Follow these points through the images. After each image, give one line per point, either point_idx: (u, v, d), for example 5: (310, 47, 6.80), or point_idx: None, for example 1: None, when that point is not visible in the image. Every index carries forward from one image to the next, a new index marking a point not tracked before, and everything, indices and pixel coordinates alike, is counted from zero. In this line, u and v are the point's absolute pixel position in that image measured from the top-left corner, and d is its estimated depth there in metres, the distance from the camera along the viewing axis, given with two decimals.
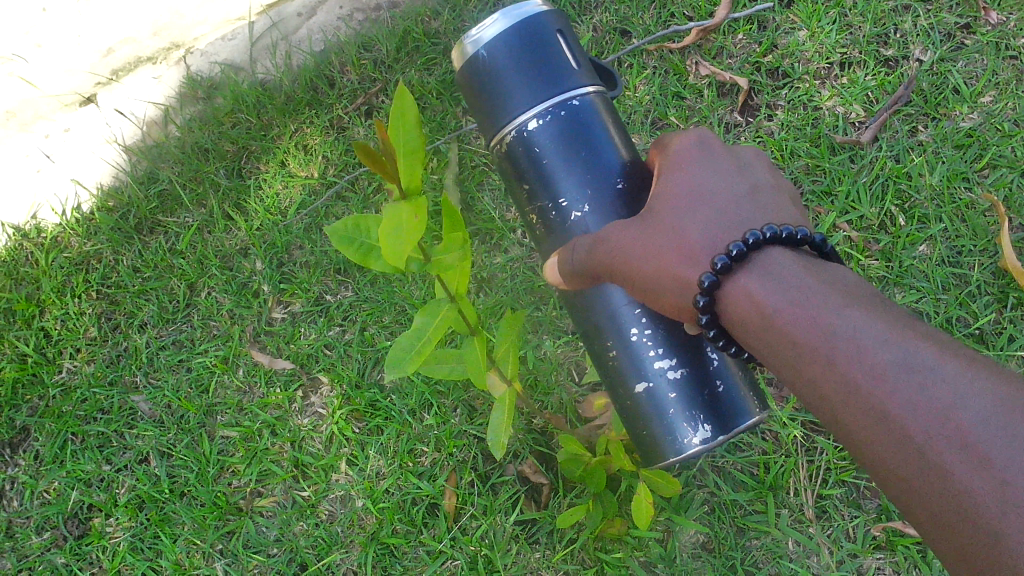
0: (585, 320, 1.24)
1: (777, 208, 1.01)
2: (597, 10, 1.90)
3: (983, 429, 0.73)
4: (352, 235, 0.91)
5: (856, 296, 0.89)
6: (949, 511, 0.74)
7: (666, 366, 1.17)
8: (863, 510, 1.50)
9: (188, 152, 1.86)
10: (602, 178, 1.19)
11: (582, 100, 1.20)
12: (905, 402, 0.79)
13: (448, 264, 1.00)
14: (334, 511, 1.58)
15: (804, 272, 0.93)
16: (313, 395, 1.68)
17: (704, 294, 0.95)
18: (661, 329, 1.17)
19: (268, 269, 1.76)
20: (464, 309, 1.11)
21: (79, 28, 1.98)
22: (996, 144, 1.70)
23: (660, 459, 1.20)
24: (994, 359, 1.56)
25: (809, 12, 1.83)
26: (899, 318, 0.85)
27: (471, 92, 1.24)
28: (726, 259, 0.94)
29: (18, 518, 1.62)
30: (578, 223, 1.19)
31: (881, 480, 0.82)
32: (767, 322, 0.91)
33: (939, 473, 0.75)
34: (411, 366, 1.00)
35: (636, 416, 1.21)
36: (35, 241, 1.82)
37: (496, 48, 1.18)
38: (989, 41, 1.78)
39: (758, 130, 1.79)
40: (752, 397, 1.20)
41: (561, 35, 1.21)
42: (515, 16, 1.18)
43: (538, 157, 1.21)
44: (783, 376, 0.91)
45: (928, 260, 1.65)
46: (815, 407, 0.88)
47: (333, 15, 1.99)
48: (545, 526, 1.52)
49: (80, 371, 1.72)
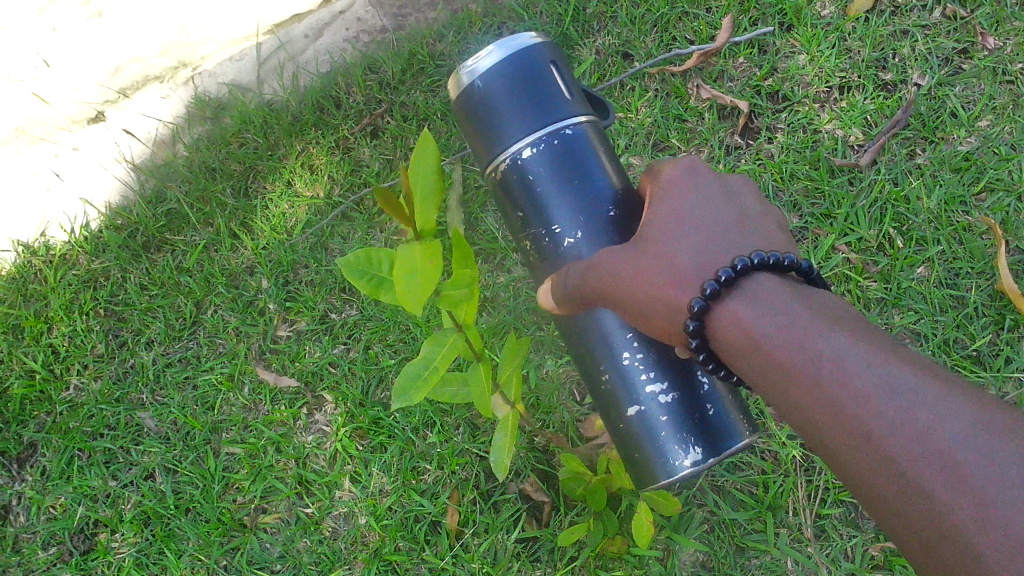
0: (578, 344, 1.27)
1: (764, 237, 1.03)
2: (599, 34, 1.93)
3: (964, 451, 0.76)
4: (364, 269, 0.93)
5: (841, 320, 0.91)
6: (930, 531, 0.76)
7: (657, 390, 1.19)
8: (862, 529, 1.51)
9: (196, 171, 1.88)
10: (595, 205, 1.21)
11: (575, 129, 1.23)
12: (888, 425, 0.80)
13: (457, 299, 1.01)
14: (338, 527, 1.60)
15: (792, 297, 0.95)
16: (318, 412, 1.70)
17: (694, 319, 0.97)
18: (653, 353, 1.20)
19: (274, 288, 1.78)
20: (470, 337, 1.14)
21: (88, 47, 2.00)
22: (993, 167, 1.72)
23: (652, 481, 1.21)
24: (991, 381, 1.58)
25: (809, 36, 1.86)
26: (883, 343, 0.87)
27: (466, 120, 1.27)
28: (715, 284, 0.96)
29: (24, 533, 1.63)
30: (571, 248, 1.20)
31: (865, 501, 0.84)
32: (754, 345, 0.93)
33: (921, 494, 0.77)
34: (418, 396, 1.03)
35: (629, 439, 1.23)
36: (43, 259, 1.84)
37: (492, 78, 1.21)
38: (986, 65, 1.80)
39: (758, 153, 1.81)
40: (742, 420, 1.21)
41: (555, 66, 1.24)
42: (510, 47, 1.21)
43: (532, 184, 1.23)
44: (770, 398, 0.93)
45: (926, 283, 1.67)
46: (802, 430, 0.90)
47: (339, 36, 2.01)
48: (547, 543, 1.54)
49: (87, 388, 1.74)
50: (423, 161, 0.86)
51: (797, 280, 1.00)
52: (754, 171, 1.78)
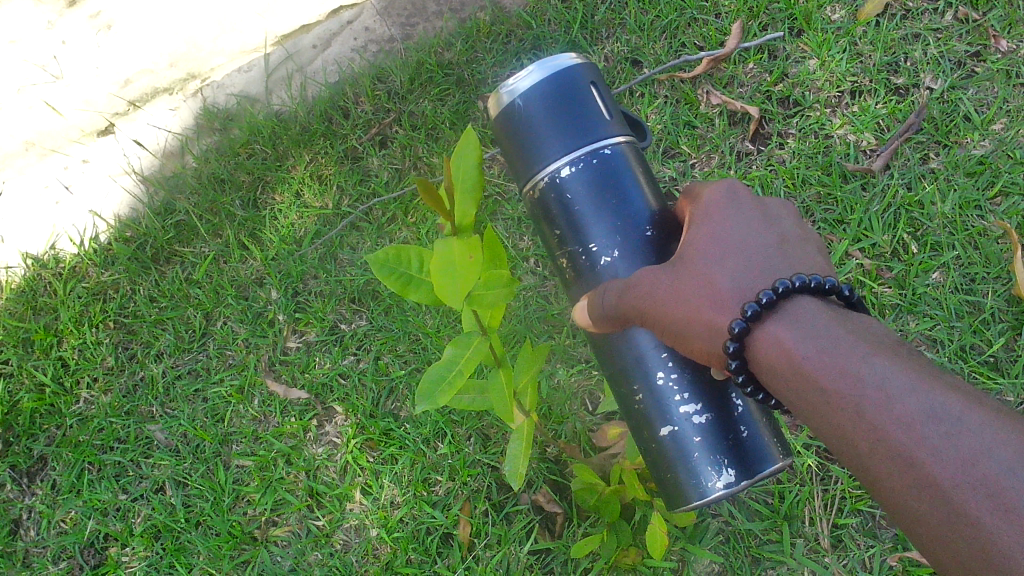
0: (611, 362, 1.25)
1: (804, 262, 1.02)
2: (608, 41, 1.92)
3: (1010, 478, 0.75)
4: (392, 264, 0.95)
5: (883, 346, 0.90)
6: (976, 559, 0.76)
7: (691, 411, 1.17)
8: (879, 539, 1.50)
9: (205, 182, 1.87)
10: (633, 225, 1.20)
11: (613, 149, 1.22)
12: (933, 452, 0.80)
13: (489, 301, 1.01)
14: (349, 540, 1.59)
15: (832, 320, 0.94)
16: (328, 424, 1.69)
17: (733, 340, 0.96)
18: (688, 373, 1.18)
19: (284, 299, 1.78)
20: (494, 341, 1.13)
21: (98, 60, 2.00)
22: (1008, 171, 1.70)
23: (682, 502, 1.20)
24: (1009, 387, 1.56)
25: (819, 41, 1.85)
26: (927, 369, 0.87)
27: (504, 139, 1.25)
28: (756, 306, 0.95)
29: (35, 547, 1.63)
30: (607, 267, 1.20)
31: (908, 528, 0.83)
32: (795, 369, 0.93)
33: (967, 521, 0.76)
34: (442, 398, 1.02)
35: (661, 459, 1.21)
36: (53, 272, 1.83)
37: (532, 98, 1.20)
38: (999, 68, 1.79)
39: (770, 158, 1.80)
40: (776, 443, 1.20)
41: (594, 87, 1.23)
42: (551, 67, 1.20)
43: (570, 204, 1.22)
44: (809, 422, 0.93)
45: (941, 288, 1.65)
46: (842, 454, 0.89)
47: (347, 46, 2.00)
48: (560, 555, 1.52)
49: (97, 401, 1.73)
50: (464, 157, 0.88)
51: (837, 304, 1.00)
52: (765, 177, 1.77)
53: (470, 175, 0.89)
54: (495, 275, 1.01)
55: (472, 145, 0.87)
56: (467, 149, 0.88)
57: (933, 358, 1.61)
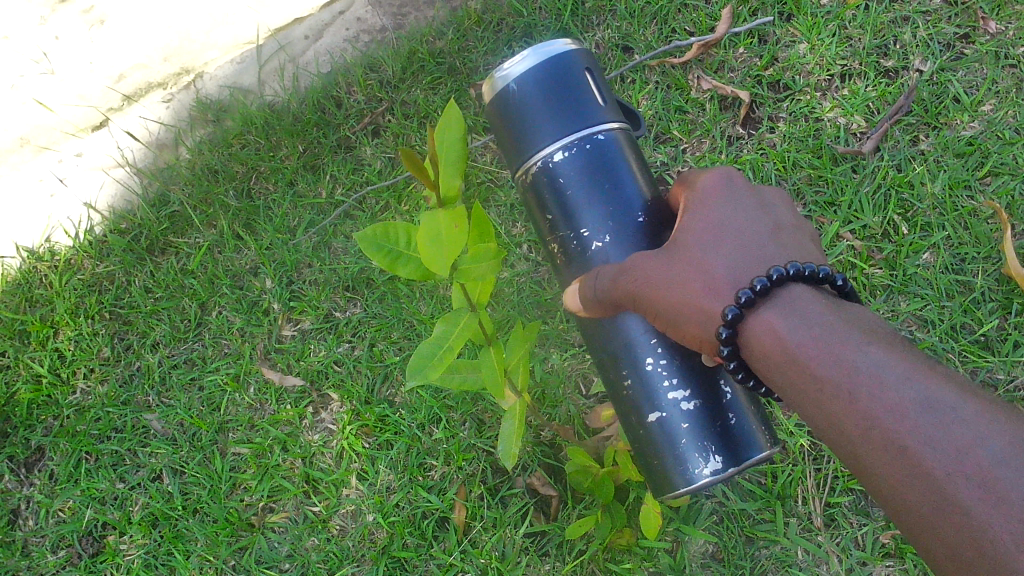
0: (600, 347, 1.26)
1: (796, 249, 1.04)
2: (599, 27, 1.93)
3: (1002, 469, 0.76)
4: (381, 241, 0.96)
5: (877, 335, 0.91)
6: (966, 548, 0.77)
7: (680, 397, 1.18)
8: (872, 517, 1.51)
9: (198, 173, 1.88)
10: (625, 211, 1.21)
11: (607, 135, 1.23)
12: (925, 439, 0.81)
13: (478, 275, 1.02)
14: (345, 525, 1.60)
15: (826, 310, 0.95)
16: (324, 411, 1.69)
17: (727, 327, 0.97)
18: (677, 360, 1.18)
19: (278, 288, 1.78)
20: (483, 316, 1.14)
21: (91, 55, 2.00)
22: (997, 151, 1.71)
23: (669, 489, 1.20)
24: (998, 365, 1.57)
25: (809, 25, 1.85)
26: (920, 358, 0.88)
27: (498, 123, 1.26)
28: (750, 292, 0.96)
29: (33, 536, 1.64)
30: (599, 252, 1.21)
31: (897, 516, 0.84)
32: (789, 356, 0.93)
33: (957, 510, 0.78)
34: (433, 372, 1.03)
35: (648, 446, 1.22)
36: (48, 264, 1.84)
37: (526, 82, 1.21)
38: (988, 49, 1.79)
39: (760, 143, 1.81)
40: (762, 432, 1.20)
41: (589, 73, 1.24)
42: (545, 53, 1.21)
43: (562, 188, 1.23)
44: (802, 410, 0.94)
45: (932, 268, 1.66)
46: (833, 442, 0.90)
47: (339, 37, 2.01)
48: (555, 537, 1.54)
49: (94, 391, 1.74)
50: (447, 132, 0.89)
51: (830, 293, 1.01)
52: (756, 161, 1.78)
53: (453, 148, 0.90)
54: (484, 249, 1.01)
55: (454, 118, 0.88)
56: (449, 122, 0.89)
57: (924, 337, 1.61)
